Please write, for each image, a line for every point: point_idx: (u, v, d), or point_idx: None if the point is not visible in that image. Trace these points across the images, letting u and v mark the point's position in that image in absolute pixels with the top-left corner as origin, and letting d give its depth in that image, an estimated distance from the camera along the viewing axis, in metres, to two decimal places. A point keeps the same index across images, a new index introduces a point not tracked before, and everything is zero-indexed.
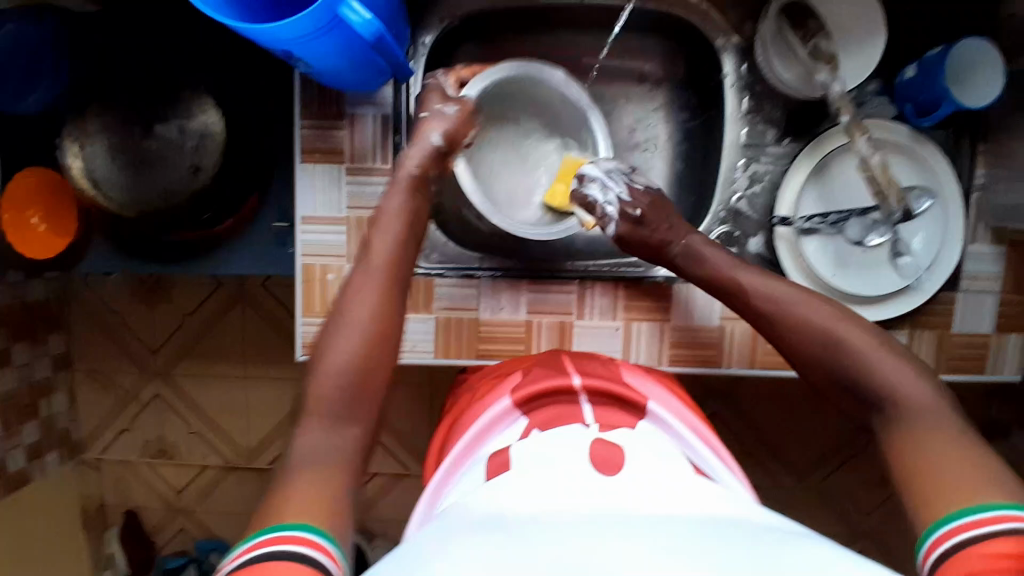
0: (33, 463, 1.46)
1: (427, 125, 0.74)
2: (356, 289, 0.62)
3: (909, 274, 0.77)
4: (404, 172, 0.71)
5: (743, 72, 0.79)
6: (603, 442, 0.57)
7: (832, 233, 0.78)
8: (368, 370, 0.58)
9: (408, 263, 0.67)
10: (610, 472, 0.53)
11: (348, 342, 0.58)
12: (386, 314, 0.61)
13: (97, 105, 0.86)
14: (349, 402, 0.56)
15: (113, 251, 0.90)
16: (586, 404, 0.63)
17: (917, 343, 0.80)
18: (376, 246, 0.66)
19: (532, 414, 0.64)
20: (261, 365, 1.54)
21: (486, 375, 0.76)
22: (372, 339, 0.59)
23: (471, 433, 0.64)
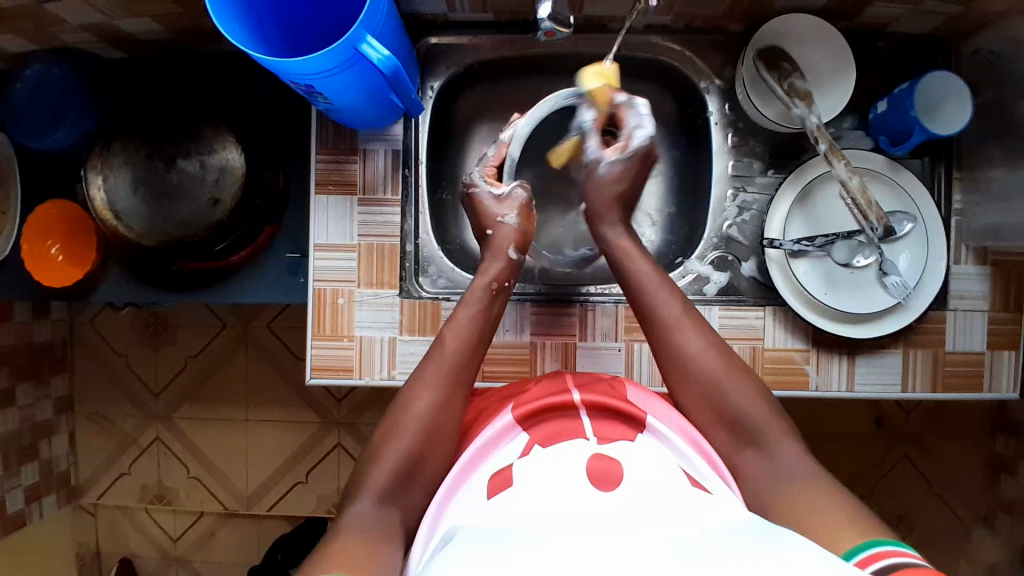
0: (31, 505, 1.44)
1: (499, 243, 0.78)
2: (424, 386, 0.68)
3: (898, 292, 0.80)
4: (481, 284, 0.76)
5: (727, 111, 0.85)
6: (603, 456, 0.58)
7: (821, 255, 0.81)
8: (428, 456, 0.65)
9: (473, 361, 0.72)
10: (608, 488, 0.55)
11: (408, 436, 0.65)
12: (452, 415, 0.68)
13: (119, 139, 0.92)
14: (401, 485, 0.64)
15: (131, 282, 0.94)
16: (585, 419, 0.64)
17: (912, 361, 0.82)
18: (448, 343, 0.71)
19: (534, 428, 0.64)
20: (264, 406, 1.54)
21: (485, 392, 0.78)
22: (425, 439, 0.65)
23: (478, 442, 0.64)
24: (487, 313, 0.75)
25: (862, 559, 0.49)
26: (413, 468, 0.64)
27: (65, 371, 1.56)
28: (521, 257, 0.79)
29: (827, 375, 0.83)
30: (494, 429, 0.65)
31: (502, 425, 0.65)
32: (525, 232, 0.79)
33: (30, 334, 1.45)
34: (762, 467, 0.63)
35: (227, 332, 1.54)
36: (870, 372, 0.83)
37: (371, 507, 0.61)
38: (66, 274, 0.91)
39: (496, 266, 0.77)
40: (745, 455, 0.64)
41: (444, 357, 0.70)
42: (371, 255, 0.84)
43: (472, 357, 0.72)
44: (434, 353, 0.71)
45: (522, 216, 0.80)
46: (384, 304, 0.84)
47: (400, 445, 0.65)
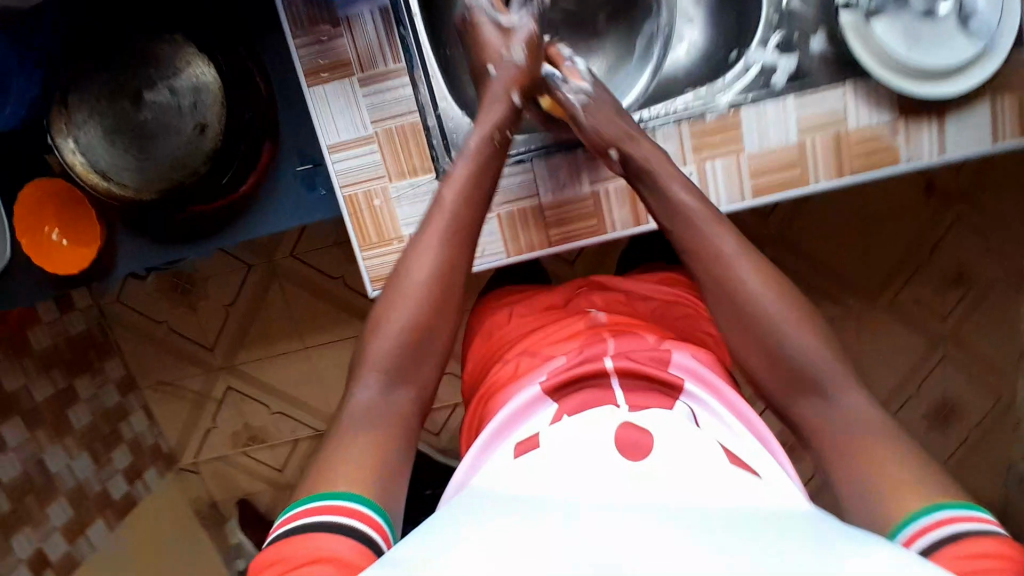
0: (135, 484, 1.51)
1: (498, 82, 0.69)
2: (430, 229, 0.62)
3: (983, 37, 0.70)
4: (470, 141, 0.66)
5: None
6: (634, 426, 0.51)
7: (898, 9, 0.69)
8: (437, 326, 0.60)
9: (477, 220, 0.64)
10: (637, 458, 0.48)
11: (416, 303, 0.59)
12: (459, 279, 0.62)
13: (75, 89, 0.80)
14: (408, 363, 0.59)
15: (145, 249, 0.86)
16: (618, 385, 0.56)
17: (1000, 111, 0.73)
18: (446, 200, 0.63)
19: (563, 395, 0.57)
20: (317, 333, 1.53)
21: (511, 342, 0.72)
22: (433, 306, 0.60)
23: (504, 412, 0.57)
24: (486, 166, 0.66)
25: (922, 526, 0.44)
26: (417, 352, 0.59)
27: (115, 353, 1.55)
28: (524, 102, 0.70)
29: (918, 145, 0.74)
30: (518, 403, 0.57)
31: (530, 394, 0.58)
32: (533, 75, 0.70)
33: (66, 329, 1.42)
34: (809, 393, 0.56)
35: (256, 272, 1.49)
36: (962, 131, 0.74)
37: (383, 390, 0.57)
38: (73, 260, 0.85)
39: (496, 107, 0.68)
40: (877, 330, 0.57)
41: (444, 212, 0.63)
42: (394, 141, 0.74)
43: (471, 207, 0.64)
44: (433, 211, 0.63)
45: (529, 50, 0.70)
46: (424, 193, 0.75)
47: (405, 313, 0.59)
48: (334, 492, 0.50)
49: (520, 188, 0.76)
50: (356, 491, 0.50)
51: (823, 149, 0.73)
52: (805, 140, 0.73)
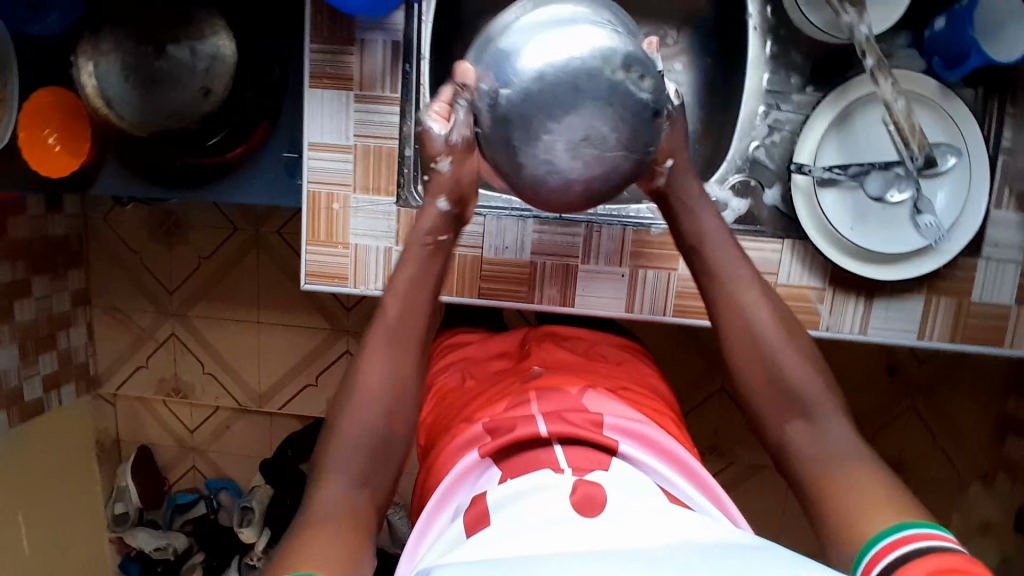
0: (49, 394, 1.51)
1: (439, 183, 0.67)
2: (373, 340, 0.67)
3: (930, 234, 0.74)
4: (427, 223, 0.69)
5: (768, 14, 0.75)
6: (582, 482, 0.53)
7: (852, 186, 0.74)
8: (384, 382, 0.66)
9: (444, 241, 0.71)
10: (592, 514, 0.50)
11: (363, 390, 0.65)
12: (411, 321, 0.69)
13: (109, 23, 0.87)
14: (371, 459, 0.64)
15: (127, 178, 0.91)
16: (557, 449, 0.58)
17: (934, 307, 0.78)
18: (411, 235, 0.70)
19: (503, 463, 0.60)
20: (273, 310, 1.56)
21: (462, 398, 0.75)
22: (383, 391, 0.66)
23: (444, 483, 0.60)
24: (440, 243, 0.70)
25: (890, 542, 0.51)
26: (376, 454, 0.64)
27: (81, 266, 1.58)
28: (453, 207, 0.68)
29: (840, 315, 0.78)
30: (456, 471, 0.61)
31: (467, 462, 0.60)
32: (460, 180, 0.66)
33: (44, 228, 1.46)
34: (796, 417, 0.65)
35: (237, 237, 1.53)
36: (886, 316, 0.78)
37: (345, 489, 0.61)
38: (60, 165, 0.88)
39: (426, 216, 0.69)
40: (789, 427, 0.65)
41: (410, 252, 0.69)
42: (368, 159, 0.79)
43: (416, 305, 0.69)
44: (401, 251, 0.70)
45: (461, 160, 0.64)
46: (379, 213, 0.80)
47: (359, 408, 0.65)
48: (300, 572, 0.50)
49: (468, 237, 0.80)
50: (309, 567, 0.51)
51: None
52: None
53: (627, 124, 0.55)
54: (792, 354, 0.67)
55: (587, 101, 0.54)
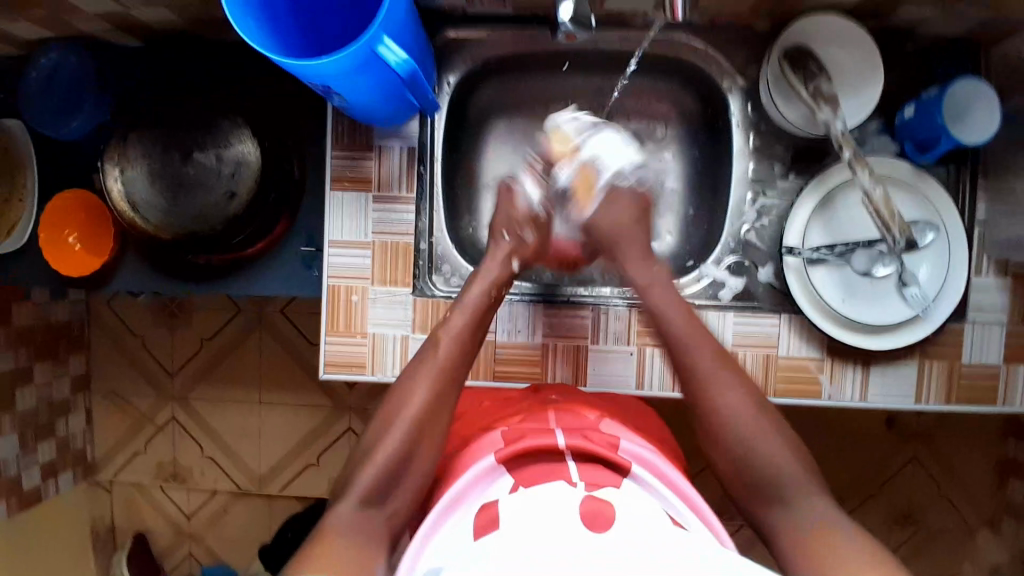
0: (48, 482, 1.48)
1: (505, 249, 0.77)
2: (420, 379, 0.68)
3: (916, 304, 0.79)
4: (475, 289, 0.74)
5: (749, 112, 0.83)
6: (592, 496, 0.58)
7: (840, 263, 0.80)
8: (414, 456, 0.64)
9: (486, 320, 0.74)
10: (601, 528, 0.54)
11: (397, 432, 0.64)
12: (439, 412, 0.67)
13: (136, 130, 0.91)
14: (389, 486, 0.63)
15: (147, 272, 0.96)
16: (572, 463, 0.63)
17: (926, 371, 0.82)
18: (454, 316, 0.72)
19: (515, 472, 0.63)
20: (275, 389, 1.56)
21: (471, 424, 0.78)
22: (414, 437, 0.65)
23: (457, 484, 0.62)
24: (482, 315, 0.74)
25: None
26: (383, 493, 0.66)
27: (82, 351, 1.58)
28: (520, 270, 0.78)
29: (841, 383, 0.82)
30: (474, 472, 0.63)
31: (484, 465, 0.63)
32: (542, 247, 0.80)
33: (48, 315, 1.47)
34: (774, 505, 0.64)
35: (240, 317, 1.55)
36: (884, 381, 0.82)
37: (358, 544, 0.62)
38: (80, 263, 0.93)
39: (496, 269, 0.76)
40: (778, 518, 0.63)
41: (435, 357, 0.70)
42: (385, 252, 0.84)
43: (460, 369, 0.71)
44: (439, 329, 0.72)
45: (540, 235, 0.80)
46: (396, 303, 0.84)
47: (388, 444, 0.64)
48: None
49: None
50: None
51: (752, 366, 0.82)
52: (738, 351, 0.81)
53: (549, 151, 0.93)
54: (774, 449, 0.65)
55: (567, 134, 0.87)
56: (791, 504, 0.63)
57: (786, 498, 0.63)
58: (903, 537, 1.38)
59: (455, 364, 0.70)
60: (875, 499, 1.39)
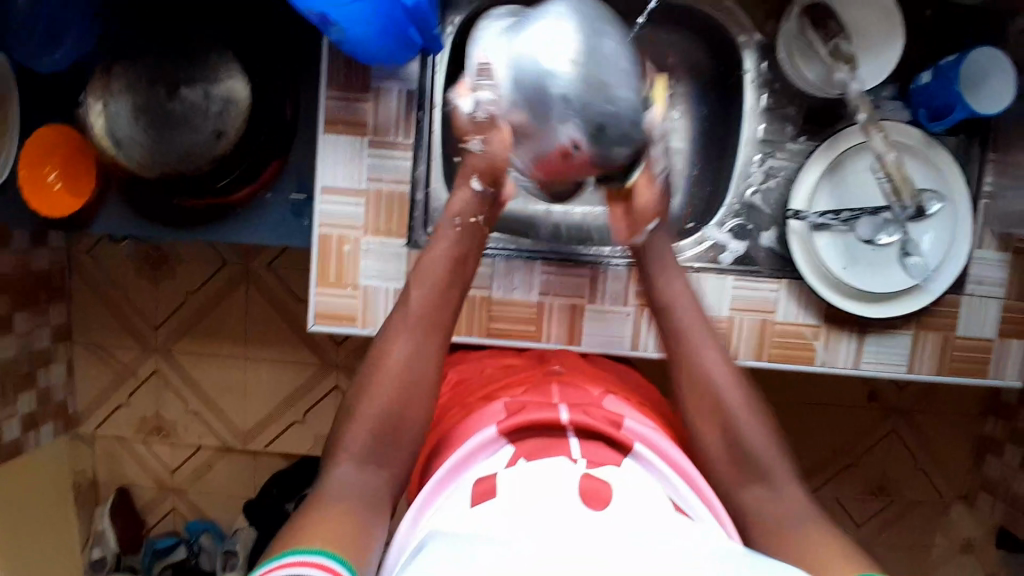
0: (27, 433, 1.45)
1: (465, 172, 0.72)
2: (402, 332, 0.67)
3: (917, 274, 0.78)
4: (446, 221, 0.73)
5: (763, 70, 0.80)
6: (592, 476, 0.57)
7: (844, 230, 0.78)
8: (409, 410, 0.65)
9: (463, 272, 0.72)
10: (598, 507, 0.54)
11: (383, 399, 0.64)
12: (418, 371, 0.66)
13: (120, 63, 0.87)
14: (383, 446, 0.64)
15: (128, 215, 0.92)
16: (573, 439, 0.61)
17: (921, 343, 0.82)
18: (426, 264, 0.71)
19: (517, 442, 0.62)
20: (261, 346, 1.54)
21: (471, 390, 0.76)
22: (396, 394, 0.65)
23: (456, 454, 0.62)
24: (461, 257, 0.72)
25: None
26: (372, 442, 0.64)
27: (63, 300, 1.54)
28: (486, 188, 0.72)
29: (835, 351, 0.82)
30: (478, 439, 0.62)
31: (486, 436, 0.62)
32: (495, 161, 0.70)
33: (26, 262, 1.42)
34: (752, 484, 0.64)
35: (226, 270, 1.52)
36: (877, 351, 0.82)
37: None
38: (59, 203, 0.89)
39: (459, 199, 0.73)
40: (749, 491, 0.64)
41: (405, 312, 0.69)
42: (380, 202, 0.81)
43: (440, 312, 0.69)
44: (414, 274, 0.71)
45: (493, 140, 0.69)
46: (390, 255, 0.82)
47: (376, 400, 0.64)
48: (305, 547, 0.51)
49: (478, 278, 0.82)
50: (318, 546, 0.51)
51: (749, 332, 0.81)
52: (736, 316, 0.80)
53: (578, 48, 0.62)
54: (756, 428, 0.66)
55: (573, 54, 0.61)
56: (775, 483, 0.64)
57: (771, 481, 0.64)
58: (878, 507, 1.41)
59: (433, 309, 0.69)
60: (855, 471, 1.41)
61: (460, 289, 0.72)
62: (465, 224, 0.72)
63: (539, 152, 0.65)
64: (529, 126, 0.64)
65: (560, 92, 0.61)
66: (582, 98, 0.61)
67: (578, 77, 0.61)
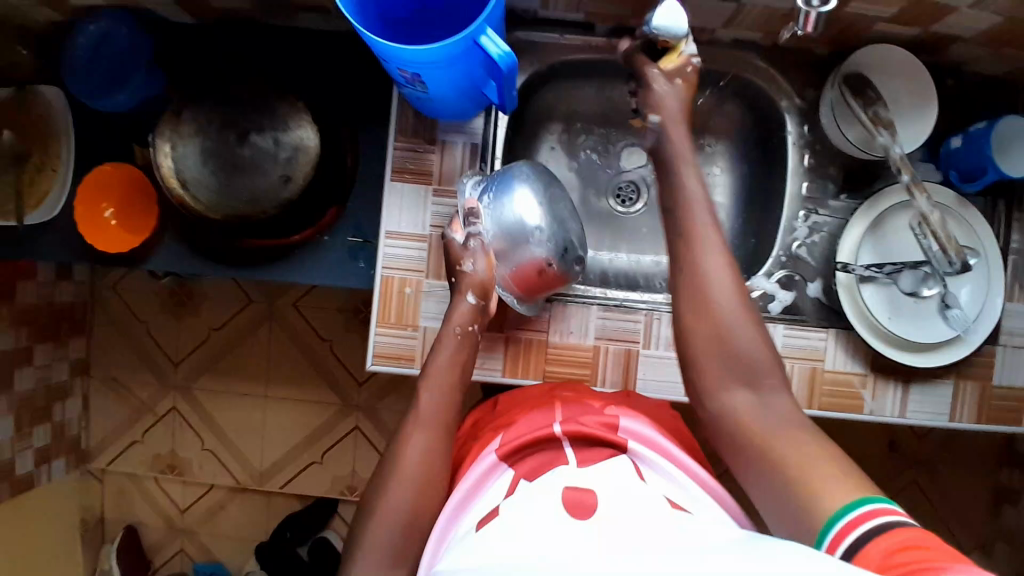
0: (40, 468, 1.43)
1: (461, 288, 0.79)
2: (415, 433, 0.69)
3: (959, 325, 0.81)
4: (450, 329, 0.77)
5: (805, 132, 0.86)
6: (575, 488, 0.58)
7: (886, 282, 0.82)
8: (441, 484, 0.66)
9: (468, 361, 0.77)
10: (584, 516, 0.54)
11: (407, 486, 0.64)
12: (438, 452, 0.68)
13: (191, 107, 0.90)
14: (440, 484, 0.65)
15: (181, 254, 0.94)
16: (568, 449, 0.65)
17: (961, 392, 0.85)
18: (433, 368, 0.74)
19: (517, 466, 0.65)
20: (284, 385, 1.54)
21: (489, 420, 0.78)
22: (420, 490, 0.65)
23: (465, 484, 0.65)
24: (462, 355, 0.76)
25: (860, 513, 0.51)
26: (432, 478, 0.66)
27: (83, 334, 1.54)
28: (481, 301, 0.79)
29: (882, 400, 0.84)
30: (478, 469, 0.66)
31: (487, 463, 0.66)
32: (489, 279, 0.79)
33: (53, 295, 1.42)
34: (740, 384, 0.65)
35: (252, 308, 1.53)
36: (921, 400, 0.85)
37: (381, 568, 0.62)
38: (113, 239, 0.91)
39: (458, 309, 0.78)
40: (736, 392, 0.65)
41: (417, 419, 0.70)
42: (442, 247, 0.84)
43: (449, 413, 0.71)
44: (422, 380, 0.74)
45: (484, 262, 0.80)
46: (450, 298, 0.84)
47: (406, 494, 0.64)
48: None
49: (536, 323, 0.85)
50: None
51: (798, 380, 0.83)
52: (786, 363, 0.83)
53: (548, 200, 0.82)
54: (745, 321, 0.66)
55: (545, 205, 0.82)
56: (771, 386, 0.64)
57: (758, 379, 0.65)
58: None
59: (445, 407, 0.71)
60: None
61: (468, 375, 0.76)
62: (472, 330, 0.77)
63: (514, 265, 0.81)
64: (510, 255, 0.81)
65: (535, 230, 0.81)
66: (555, 234, 0.82)
67: (550, 220, 0.82)
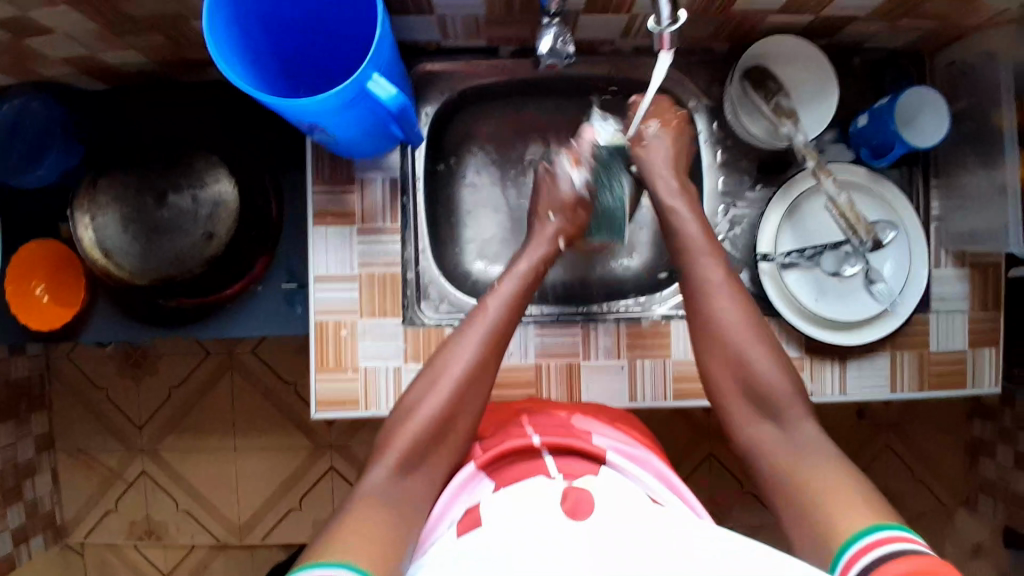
0: (18, 547, 1.41)
1: (546, 212, 0.83)
2: (473, 331, 0.70)
3: (884, 299, 0.83)
4: (528, 253, 0.79)
5: (715, 129, 0.88)
6: (571, 488, 0.57)
7: (810, 266, 0.84)
8: None
9: (531, 290, 0.77)
10: (583, 516, 0.53)
11: (445, 389, 0.67)
12: (486, 368, 0.69)
13: (106, 176, 0.89)
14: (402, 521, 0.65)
15: (117, 322, 0.93)
16: (548, 457, 0.63)
17: (900, 362, 0.87)
18: (504, 281, 0.75)
19: (497, 475, 0.64)
20: (254, 434, 1.51)
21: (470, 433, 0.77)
22: (459, 394, 0.67)
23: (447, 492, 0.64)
24: (529, 284, 0.77)
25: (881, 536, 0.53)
26: None
27: (44, 408, 1.51)
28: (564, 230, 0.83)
29: (821, 380, 0.86)
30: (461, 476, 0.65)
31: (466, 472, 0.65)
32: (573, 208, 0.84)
33: (7, 372, 1.39)
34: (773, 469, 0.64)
35: (211, 360, 1.51)
36: (861, 375, 0.87)
37: None
38: (46, 315, 0.90)
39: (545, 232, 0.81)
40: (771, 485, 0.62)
41: (483, 318, 0.71)
42: (373, 285, 0.84)
43: (510, 326, 0.72)
44: (492, 290, 0.75)
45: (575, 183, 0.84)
46: (387, 335, 0.84)
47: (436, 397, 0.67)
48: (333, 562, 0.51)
49: None
50: (344, 561, 0.52)
51: None
52: None
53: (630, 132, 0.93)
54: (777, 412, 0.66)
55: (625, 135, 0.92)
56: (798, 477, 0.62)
57: (788, 474, 0.63)
58: None
59: (449, 410, 0.66)
60: None
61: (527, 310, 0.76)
62: (543, 261, 0.79)
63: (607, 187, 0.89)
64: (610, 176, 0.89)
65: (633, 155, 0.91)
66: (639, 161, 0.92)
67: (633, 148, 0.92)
